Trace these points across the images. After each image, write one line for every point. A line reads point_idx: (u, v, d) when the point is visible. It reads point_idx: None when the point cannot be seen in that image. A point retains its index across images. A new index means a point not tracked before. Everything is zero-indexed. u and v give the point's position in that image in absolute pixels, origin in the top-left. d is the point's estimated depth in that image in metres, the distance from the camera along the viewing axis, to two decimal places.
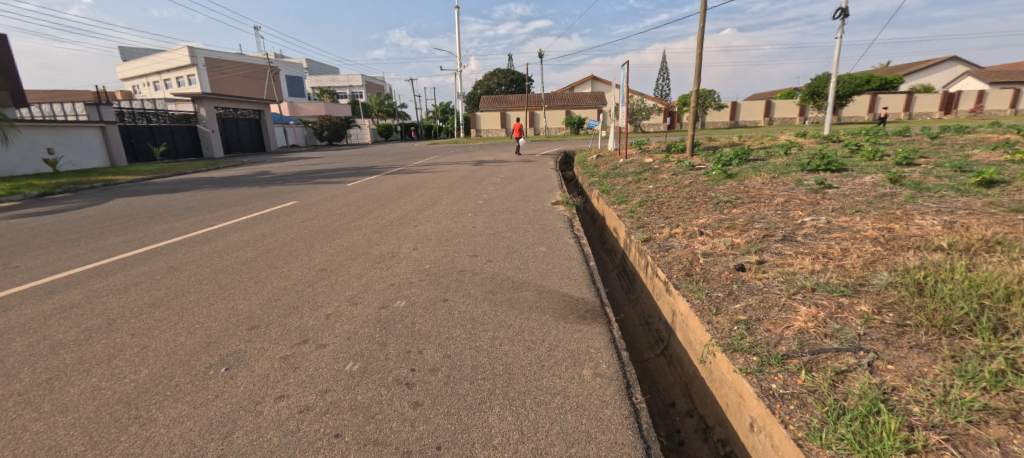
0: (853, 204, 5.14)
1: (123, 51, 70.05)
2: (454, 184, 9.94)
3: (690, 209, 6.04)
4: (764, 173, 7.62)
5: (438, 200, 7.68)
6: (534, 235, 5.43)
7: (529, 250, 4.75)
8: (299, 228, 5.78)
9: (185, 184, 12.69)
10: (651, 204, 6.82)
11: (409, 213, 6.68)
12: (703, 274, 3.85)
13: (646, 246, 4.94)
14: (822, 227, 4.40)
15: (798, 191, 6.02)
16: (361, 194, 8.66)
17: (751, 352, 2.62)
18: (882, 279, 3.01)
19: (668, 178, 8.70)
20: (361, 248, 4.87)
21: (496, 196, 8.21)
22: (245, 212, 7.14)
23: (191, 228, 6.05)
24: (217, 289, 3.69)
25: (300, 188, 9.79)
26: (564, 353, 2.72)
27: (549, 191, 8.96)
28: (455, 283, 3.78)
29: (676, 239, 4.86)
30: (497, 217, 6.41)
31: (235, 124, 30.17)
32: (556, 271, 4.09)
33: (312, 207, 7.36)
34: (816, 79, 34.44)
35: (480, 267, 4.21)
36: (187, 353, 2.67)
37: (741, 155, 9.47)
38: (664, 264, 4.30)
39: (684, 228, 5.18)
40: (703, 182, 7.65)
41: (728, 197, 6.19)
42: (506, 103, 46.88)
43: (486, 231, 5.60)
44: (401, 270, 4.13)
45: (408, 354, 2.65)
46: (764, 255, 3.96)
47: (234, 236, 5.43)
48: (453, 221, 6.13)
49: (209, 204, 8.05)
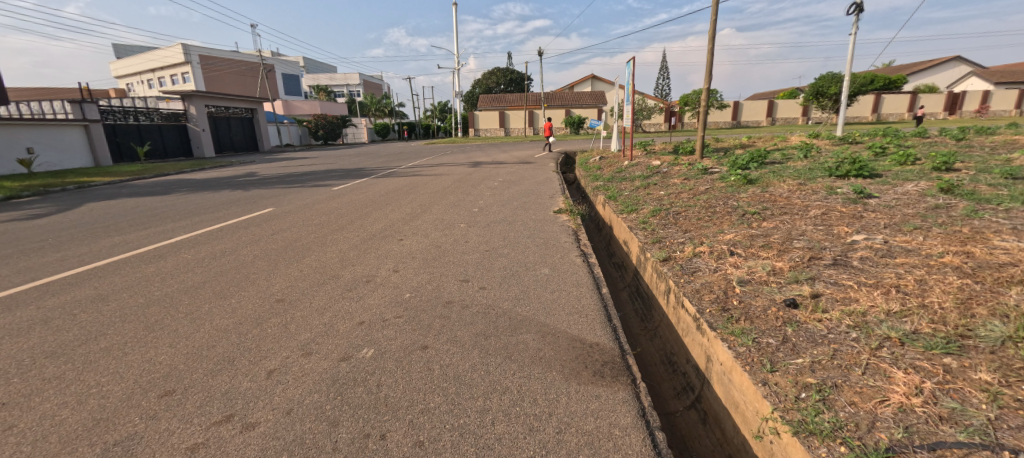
0: (906, 218, 4.43)
1: (119, 49, 69.45)
2: (449, 188, 9.23)
3: (712, 221, 5.32)
4: (788, 178, 6.95)
5: (429, 208, 6.97)
6: (535, 252, 4.70)
7: (529, 274, 4.03)
8: (267, 243, 5.05)
9: (163, 186, 11.94)
10: (666, 213, 6.09)
11: (394, 224, 5.94)
12: (744, 309, 3.14)
13: (666, 267, 4.23)
14: (880, 248, 3.69)
15: (834, 202, 5.32)
16: (346, 200, 7.95)
17: (836, 438, 1.91)
18: (995, 330, 2.30)
19: (680, 183, 7.98)
20: (332, 270, 4.13)
21: (492, 203, 7.47)
22: (213, 221, 6.41)
23: (146, 242, 5.32)
24: (140, 330, 2.96)
25: (282, 192, 9.07)
26: (579, 438, 2.00)
27: (551, 196, 8.27)
28: (439, 323, 3.05)
29: (702, 260, 4.14)
30: (493, 230, 5.68)
31: (226, 123, 29.37)
32: (563, 304, 3.38)
33: (289, 215, 6.63)
34: (820, 79, 33.80)
35: (472, 298, 3.48)
36: (60, 441, 1.96)
37: (758, 158, 8.76)
38: (690, 293, 3.59)
39: (709, 245, 4.46)
40: (721, 189, 6.96)
41: (755, 207, 5.47)
42: (505, 102, 46.20)
43: (481, 248, 4.87)
44: (374, 301, 3.40)
45: (366, 442, 1.94)
46: (817, 284, 3.24)
47: (189, 254, 4.69)
48: (442, 235, 5.39)
49: (177, 211, 7.30)
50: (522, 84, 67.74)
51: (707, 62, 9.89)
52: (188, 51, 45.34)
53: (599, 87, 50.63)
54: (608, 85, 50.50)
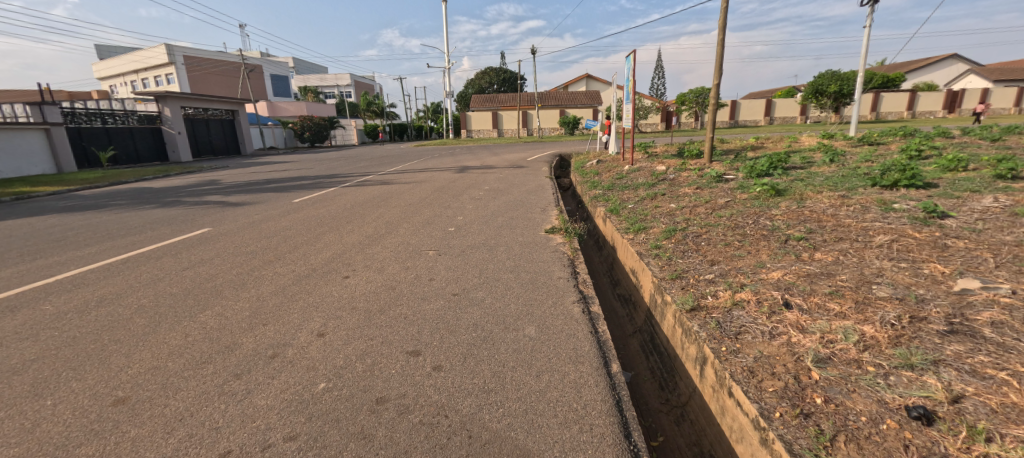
0: (1013, 251, 3.30)
1: (104, 50, 67.93)
2: (426, 200, 8.08)
3: (745, 248, 4.18)
4: (824, 189, 5.85)
5: (396, 229, 5.81)
6: (519, 297, 3.53)
7: (510, 338, 2.87)
8: (168, 286, 3.86)
9: (111, 197, 10.67)
10: (684, 235, 4.94)
11: (346, 252, 4.77)
12: (840, 420, 2.00)
13: (696, 323, 3.08)
14: (1013, 306, 2.57)
15: (898, 223, 4.19)
16: (301, 216, 6.78)
17: None
18: None
19: (692, 193, 6.87)
20: (229, 333, 2.94)
21: (472, 220, 6.30)
22: (126, 248, 5.20)
23: (15, 281, 4.14)
24: None
25: (233, 206, 7.89)
26: None
27: (543, 209, 7.12)
28: (355, 452, 1.90)
29: (747, 315, 2.98)
30: (468, 259, 4.51)
31: (205, 125, 28.05)
32: (553, 404, 2.23)
33: (222, 239, 5.43)
34: (820, 77, 32.84)
35: (417, 391, 2.31)
36: None
37: (779, 163, 7.65)
38: (743, 374, 2.44)
39: (752, 288, 3.32)
40: (745, 201, 5.86)
41: (798, 230, 4.33)
42: (498, 102, 45.11)
43: (448, 289, 3.70)
44: (263, 400, 2.22)
45: None
46: (948, 377, 2.11)
47: (51, 305, 3.48)
48: (402, 269, 4.22)
49: (95, 233, 6.09)
50: (516, 84, 66.64)
51: (719, 54, 8.76)
52: (171, 50, 43.90)
53: (593, 87, 49.56)
54: (604, 84, 49.53)
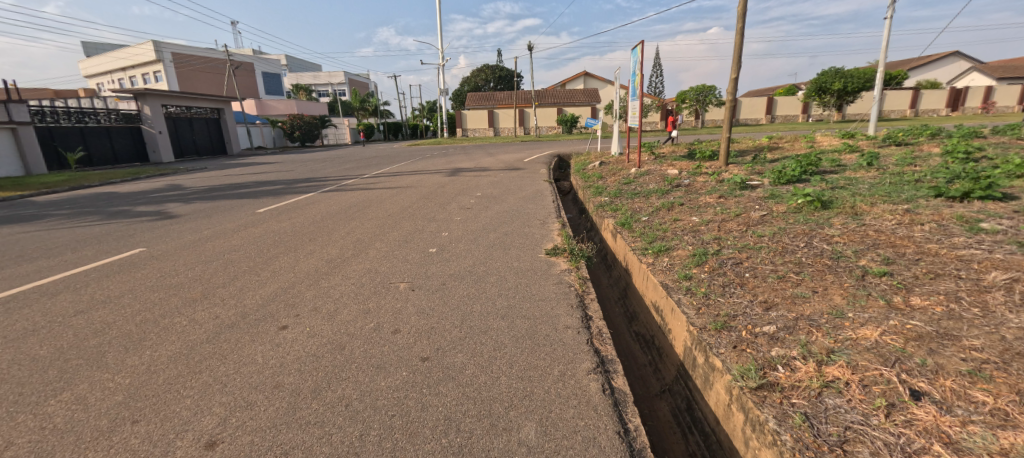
0: None
1: (89, 46, 66.30)
2: (408, 210, 7.07)
3: (808, 286, 3.19)
4: (879, 201, 4.88)
5: (366, 250, 4.79)
6: (512, 365, 2.54)
7: (496, 450, 1.89)
8: (39, 343, 2.85)
9: (61, 205, 9.58)
10: (718, 261, 3.95)
11: (295, 286, 3.77)
12: None
13: (771, 414, 2.06)
14: None
15: (1006, 252, 3.23)
16: (258, 231, 5.76)
17: None
18: None
19: (716, 203, 5.91)
20: (71, 444, 1.94)
21: (459, 237, 5.32)
22: (26, 278, 4.21)
23: None
24: None
25: (186, 217, 6.87)
26: None
27: (542, 222, 6.13)
28: None
29: (852, 411, 1.99)
30: (448, 297, 3.52)
31: (189, 124, 26.93)
32: None
33: (151, 265, 4.44)
34: (823, 74, 31.91)
35: None
36: None
37: (811, 167, 6.69)
38: None
39: (844, 359, 2.32)
40: (784, 215, 4.89)
41: (873, 260, 3.37)
42: (494, 100, 44.09)
43: (416, 350, 2.69)
44: None
45: None
46: None
47: None
48: (360, 315, 3.21)
49: (5, 255, 5.07)
50: (513, 82, 65.52)
51: (739, 46, 7.78)
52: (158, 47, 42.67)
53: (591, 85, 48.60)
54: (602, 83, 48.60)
